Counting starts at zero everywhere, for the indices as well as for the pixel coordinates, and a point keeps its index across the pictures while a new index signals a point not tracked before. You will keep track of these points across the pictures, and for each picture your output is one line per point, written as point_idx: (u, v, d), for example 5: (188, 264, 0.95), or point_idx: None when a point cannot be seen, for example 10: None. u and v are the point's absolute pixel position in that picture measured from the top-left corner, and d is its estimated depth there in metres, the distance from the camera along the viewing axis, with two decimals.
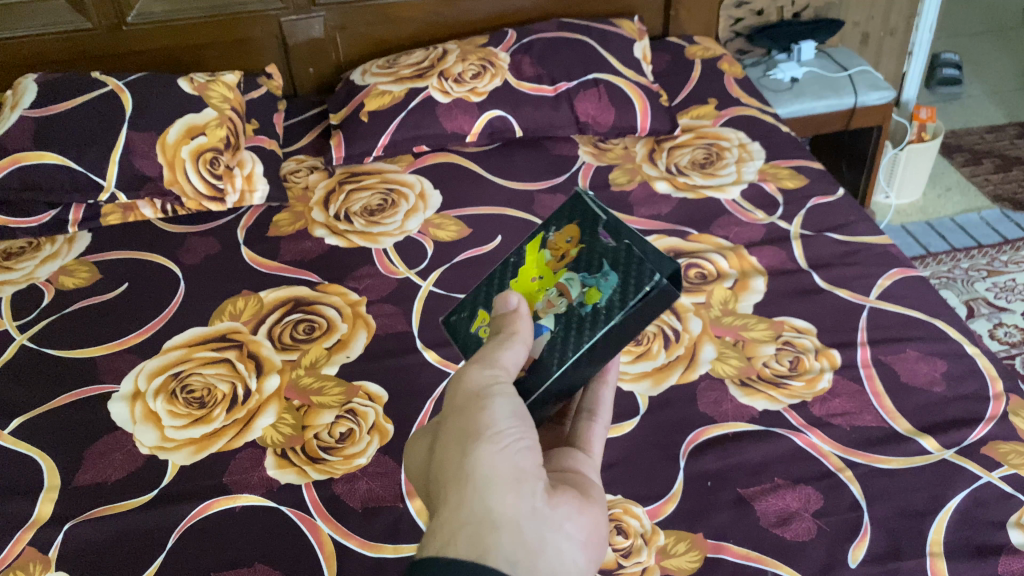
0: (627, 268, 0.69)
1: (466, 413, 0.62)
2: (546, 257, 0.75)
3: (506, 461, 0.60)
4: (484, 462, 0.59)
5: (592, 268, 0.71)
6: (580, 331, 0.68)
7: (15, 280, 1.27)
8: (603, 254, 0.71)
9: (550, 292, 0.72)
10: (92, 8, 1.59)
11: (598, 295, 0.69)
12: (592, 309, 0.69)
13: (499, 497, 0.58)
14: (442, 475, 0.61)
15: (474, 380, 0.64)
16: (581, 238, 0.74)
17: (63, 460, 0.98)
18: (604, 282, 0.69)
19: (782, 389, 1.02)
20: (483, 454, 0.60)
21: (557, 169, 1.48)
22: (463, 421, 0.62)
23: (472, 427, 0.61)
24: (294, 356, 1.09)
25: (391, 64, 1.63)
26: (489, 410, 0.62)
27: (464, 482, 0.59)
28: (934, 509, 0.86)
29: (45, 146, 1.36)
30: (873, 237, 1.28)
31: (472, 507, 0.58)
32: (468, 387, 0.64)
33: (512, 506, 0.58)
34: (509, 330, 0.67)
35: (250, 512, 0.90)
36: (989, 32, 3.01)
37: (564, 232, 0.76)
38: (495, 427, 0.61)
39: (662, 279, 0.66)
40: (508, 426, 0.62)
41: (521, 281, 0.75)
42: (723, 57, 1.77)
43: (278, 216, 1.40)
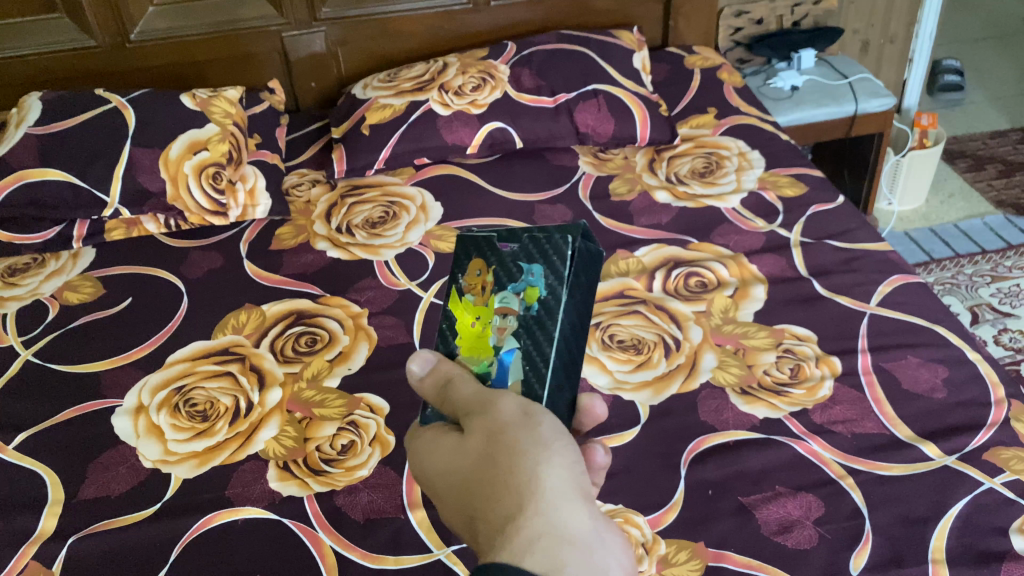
0: (541, 252, 0.67)
1: (522, 427, 0.57)
2: (471, 300, 0.69)
3: (571, 475, 0.56)
4: (552, 474, 0.55)
5: (514, 275, 0.68)
6: (544, 330, 0.65)
7: (19, 296, 1.28)
8: (514, 258, 0.69)
9: (495, 321, 0.68)
10: (96, 26, 1.61)
11: (537, 291, 0.66)
12: (537, 306, 0.66)
13: (572, 511, 0.54)
14: (497, 487, 0.55)
15: (513, 404, 0.59)
16: (489, 264, 0.70)
17: (66, 474, 0.98)
18: (530, 277, 0.67)
19: (782, 397, 1.01)
20: (550, 467, 0.55)
21: (558, 180, 1.49)
22: (516, 434, 0.57)
23: (533, 439, 0.57)
24: (296, 368, 1.10)
25: (392, 78, 1.64)
26: (544, 427, 0.58)
27: (528, 491, 0.54)
28: (936, 515, 0.86)
29: (49, 163, 1.38)
30: (874, 244, 1.28)
31: (546, 518, 0.53)
32: (513, 407, 0.59)
33: (585, 520, 0.54)
34: (454, 374, 0.64)
35: (252, 525, 0.91)
36: (988, 38, 3.01)
37: (467, 268, 0.71)
38: (555, 442, 0.57)
39: (576, 237, 0.67)
40: (568, 444, 0.57)
41: (463, 331, 0.68)
42: (721, 67, 1.78)
43: (281, 230, 1.41)
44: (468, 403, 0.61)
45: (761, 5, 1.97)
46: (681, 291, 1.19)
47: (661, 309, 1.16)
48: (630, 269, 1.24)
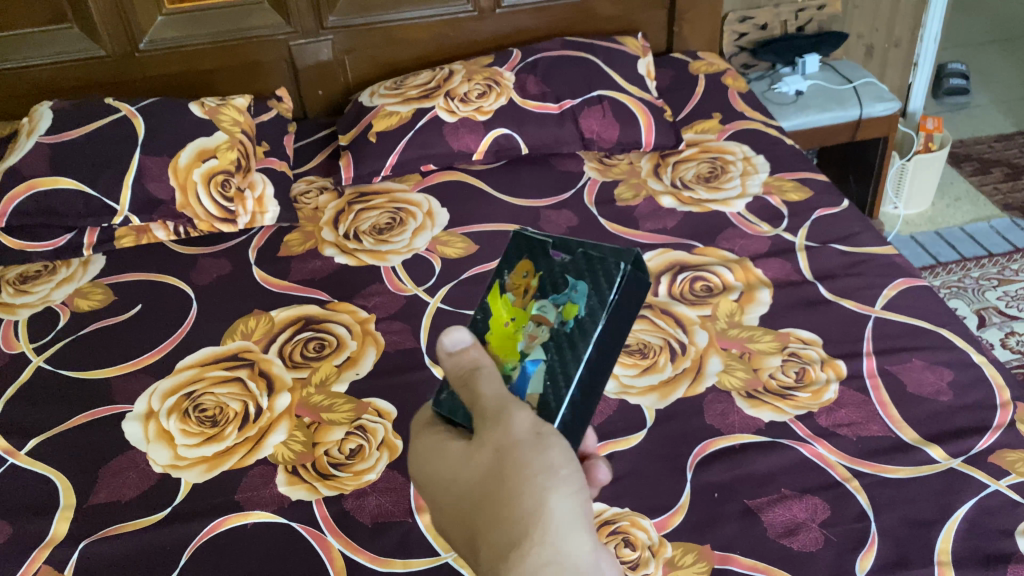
0: (591, 271, 0.66)
1: (532, 450, 0.57)
2: (508, 297, 0.69)
3: (576, 503, 0.57)
4: (560, 506, 0.56)
5: (557, 286, 0.67)
6: (574, 348, 0.64)
7: (31, 303, 1.30)
8: (563, 269, 0.67)
9: (528, 327, 0.67)
10: (105, 36, 1.63)
11: (576, 308, 0.65)
12: (574, 324, 0.65)
13: (575, 544, 0.55)
14: (502, 510, 0.57)
15: (525, 420, 0.59)
16: (537, 268, 0.69)
17: (78, 479, 0.99)
18: (576, 294, 0.66)
19: (788, 400, 1.02)
20: (558, 498, 0.56)
21: (563, 185, 1.50)
22: (525, 455, 0.57)
23: (543, 466, 0.57)
24: (304, 373, 1.11)
25: (399, 85, 1.65)
26: (555, 452, 0.58)
27: (534, 522, 0.55)
28: (942, 517, 0.86)
29: (60, 171, 1.39)
30: (879, 248, 1.29)
31: (550, 550, 0.55)
32: (524, 423, 0.59)
33: (586, 550, 0.56)
34: (479, 363, 0.63)
35: (261, 529, 0.91)
36: (993, 41, 3.00)
37: (517, 266, 0.70)
38: (565, 469, 0.57)
39: (629, 262, 0.66)
40: (577, 470, 0.58)
41: (494, 328, 0.68)
42: (726, 71, 1.79)
43: (289, 236, 1.42)
44: (478, 407, 0.60)
45: (765, 11, 1.98)
46: (686, 296, 1.19)
47: (667, 314, 1.16)
48: None
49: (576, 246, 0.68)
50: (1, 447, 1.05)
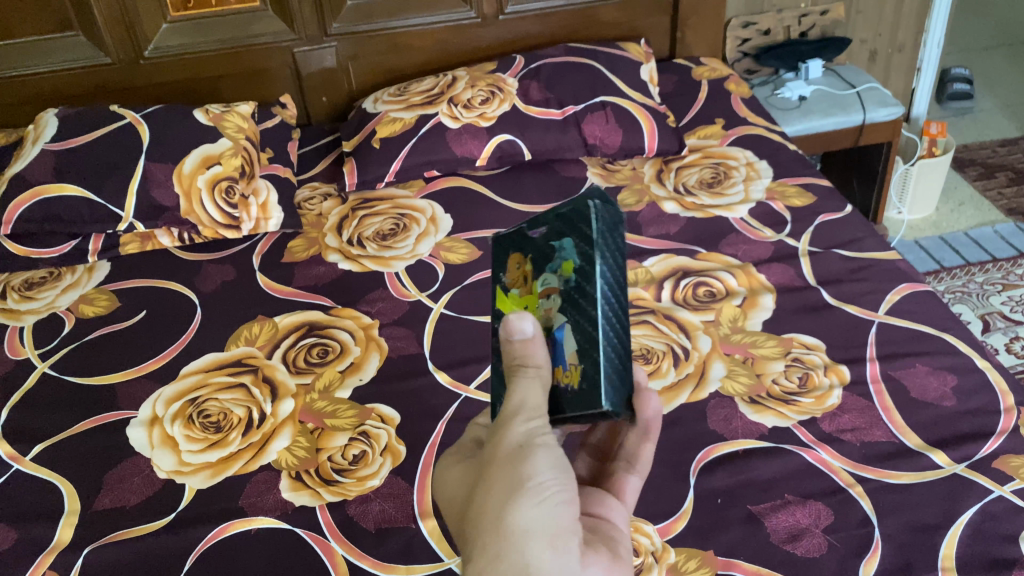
0: (569, 228, 0.70)
1: (511, 462, 0.61)
2: (515, 293, 0.72)
3: (547, 516, 0.59)
4: (522, 515, 0.58)
5: (550, 255, 0.71)
6: (584, 292, 0.66)
7: (36, 309, 1.30)
8: (546, 241, 0.71)
9: (542, 304, 0.69)
10: (111, 43, 1.64)
11: (571, 262, 0.68)
12: (573, 276, 0.67)
13: (534, 553, 0.57)
14: (477, 518, 0.61)
15: (517, 431, 0.62)
16: (527, 256, 0.73)
17: (82, 485, 1.00)
18: (564, 252, 0.69)
19: (791, 406, 1.02)
20: (523, 507, 0.58)
21: (566, 191, 1.50)
22: (505, 466, 0.61)
23: (517, 477, 0.60)
24: (308, 379, 1.11)
25: (402, 92, 1.66)
26: (532, 463, 0.60)
27: (498, 529, 0.58)
28: (946, 523, 0.86)
29: (66, 178, 1.40)
30: (882, 253, 1.28)
31: (509, 559, 0.58)
32: (513, 435, 0.62)
33: (548, 562, 0.58)
34: (532, 364, 0.65)
35: (265, 534, 0.92)
36: (998, 45, 3.00)
37: (510, 266, 0.75)
38: (539, 481, 0.60)
39: (593, 202, 0.69)
40: (554, 483, 0.60)
41: None
42: (729, 77, 1.79)
43: (293, 242, 1.42)
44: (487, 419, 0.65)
45: (768, 16, 1.98)
46: (689, 301, 1.19)
47: (670, 319, 1.16)
48: (638, 279, 1.25)
49: (546, 218, 0.73)
50: (6, 452, 1.06)
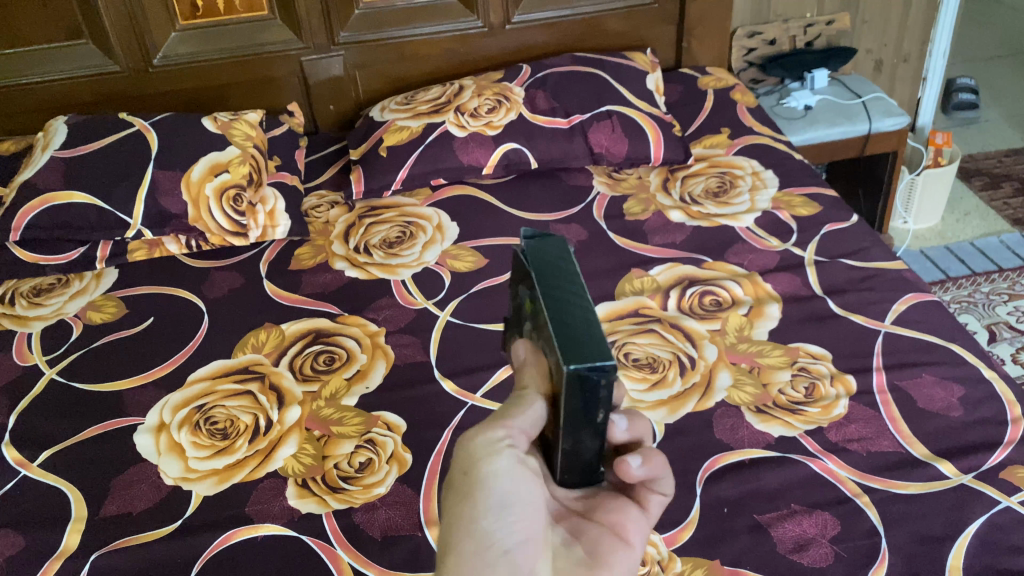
0: (518, 280, 0.68)
1: (460, 498, 0.60)
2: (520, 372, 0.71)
3: (491, 556, 0.58)
4: (465, 556, 0.58)
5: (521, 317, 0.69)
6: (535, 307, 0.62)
7: (45, 316, 1.31)
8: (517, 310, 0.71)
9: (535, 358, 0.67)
10: (120, 51, 1.65)
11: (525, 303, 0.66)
12: (528, 309, 0.65)
13: None
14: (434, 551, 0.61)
15: (471, 458, 0.61)
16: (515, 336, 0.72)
17: (90, 491, 1.00)
18: (522, 301, 0.67)
19: (798, 415, 1.02)
20: (465, 549, 0.58)
21: (572, 200, 1.50)
22: (456, 503, 0.60)
23: (462, 516, 0.59)
24: (314, 387, 1.11)
25: (409, 101, 1.67)
26: (478, 499, 0.60)
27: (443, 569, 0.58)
28: (953, 534, 0.86)
29: (75, 185, 1.40)
30: (888, 262, 1.29)
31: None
32: (465, 466, 0.61)
33: None
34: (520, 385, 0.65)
35: (271, 541, 0.92)
36: (1003, 56, 3.01)
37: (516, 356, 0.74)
38: (476, 524, 0.59)
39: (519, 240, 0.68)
40: (493, 526, 0.59)
41: None
42: (735, 86, 1.79)
43: (300, 250, 1.43)
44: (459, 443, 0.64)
45: (774, 26, 1.98)
46: (696, 310, 1.20)
47: (676, 328, 1.16)
48: (644, 288, 1.25)
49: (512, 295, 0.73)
50: (14, 458, 1.06)
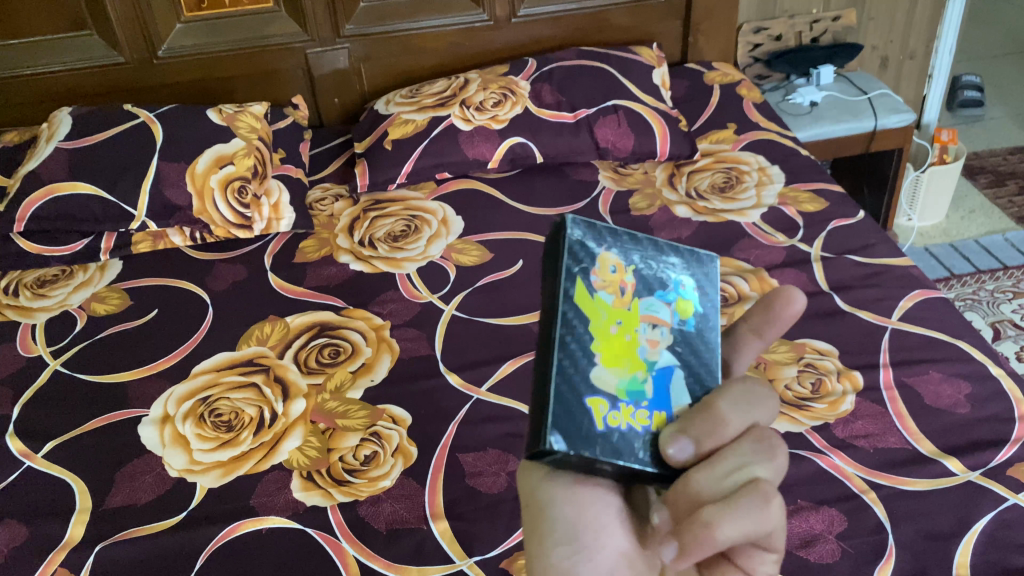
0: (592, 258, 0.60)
1: (530, 530, 0.59)
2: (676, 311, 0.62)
3: None
4: None
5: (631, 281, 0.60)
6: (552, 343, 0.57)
7: (49, 307, 1.31)
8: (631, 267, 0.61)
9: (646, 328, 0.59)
10: (124, 42, 1.64)
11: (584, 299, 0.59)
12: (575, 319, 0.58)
13: None
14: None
15: (531, 488, 0.59)
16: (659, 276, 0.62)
17: (95, 483, 1.00)
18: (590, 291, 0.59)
19: (804, 411, 1.02)
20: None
21: (578, 195, 1.50)
22: (528, 533, 0.59)
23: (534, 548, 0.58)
24: (319, 379, 1.11)
25: (414, 94, 1.66)
26: (544, 531, 0.58)
27: None
28: (960, 531, 0.86)
29: (79, 176, 1.40)
30: (895, 259, 1.28)
31: None
32: (529, 495, 0.59)
33: None
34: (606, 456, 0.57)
35: (276, 534, 0.91)
36: (1009, 54, 3.00)
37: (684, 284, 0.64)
38: (545, 560, 0.57)
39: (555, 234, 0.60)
40: (565, 560, 0.57)
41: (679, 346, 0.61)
42: (741, 82, 1.79)
43: (305, 243, 1.43)
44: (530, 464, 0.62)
45: (780, 21, 1.98)
46: None
47: None
48: None
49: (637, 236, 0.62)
50: (19, 449, 1.06)
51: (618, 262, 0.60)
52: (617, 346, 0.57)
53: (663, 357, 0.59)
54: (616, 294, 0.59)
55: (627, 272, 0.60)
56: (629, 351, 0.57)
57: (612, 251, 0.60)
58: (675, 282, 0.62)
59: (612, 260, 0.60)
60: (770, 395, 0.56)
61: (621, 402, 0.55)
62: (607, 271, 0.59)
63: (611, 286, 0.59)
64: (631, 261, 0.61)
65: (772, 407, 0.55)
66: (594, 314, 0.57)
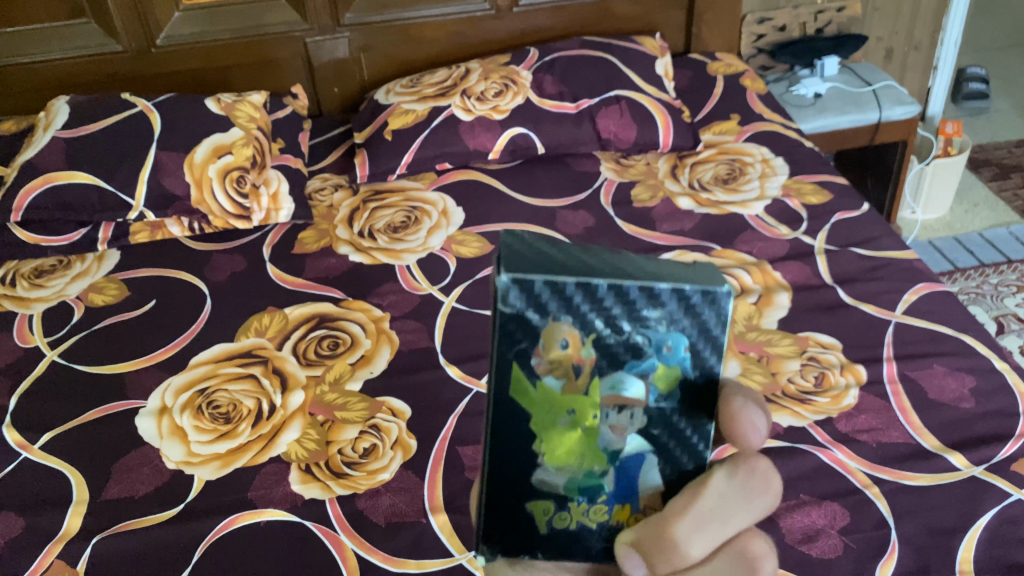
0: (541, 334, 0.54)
1: None
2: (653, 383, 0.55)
3: None
4: None
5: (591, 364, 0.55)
6: None
7: (45, 298, 1.29)
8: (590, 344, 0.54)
9: (606, 419, 0.55)
10: (122, 31, 1.63)
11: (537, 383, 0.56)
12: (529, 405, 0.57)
13: None
14: None
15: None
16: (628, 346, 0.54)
17: (91, 475, 0.99)
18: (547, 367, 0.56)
19: (807, 405, 1.00)
20: None
21: (579, 186, 1.49)
22: None
23: None
24: (318, 371, 1.10)
25: (415, 84, 1.65)
26: None
27: None
28: (964, 526, 0.85)
29: (76, 166, 1.39)
30: (898, 252, 1.27)
31: None
32: None
33: None
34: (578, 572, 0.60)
35: (274, 527, 0.91)
36: (1012, 46, 2.99)
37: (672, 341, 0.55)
38: None
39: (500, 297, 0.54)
40: None
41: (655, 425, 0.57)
42: (744, 73, 1.77)
43: (305, 234, 1.42)
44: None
45: (784, 12, 1.96)
46: None
47: None
48: None
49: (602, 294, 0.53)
50: (15, 440, 1.05)
51: (572, 336, 0.54)
52: (569, 443, 0.56)
53: (629, 442, 0.57)
54: (565, 386, 0.55)
55: (584, 353, 0.54)
56: (582, 448, 0.56)
57: (565, 320, 0.54)
58: (656, 347, 0.54)
59: (562, 336, 0.54)
60: (753, 501, 0.56)
61: (572, 498, 0.58)
62: (555, 351, 0.54)
63: (559, 368, 0.54)
64: (591, 330, 0.54)
65: (753, 512, 0.56)
66: (538, 411, 0.55)
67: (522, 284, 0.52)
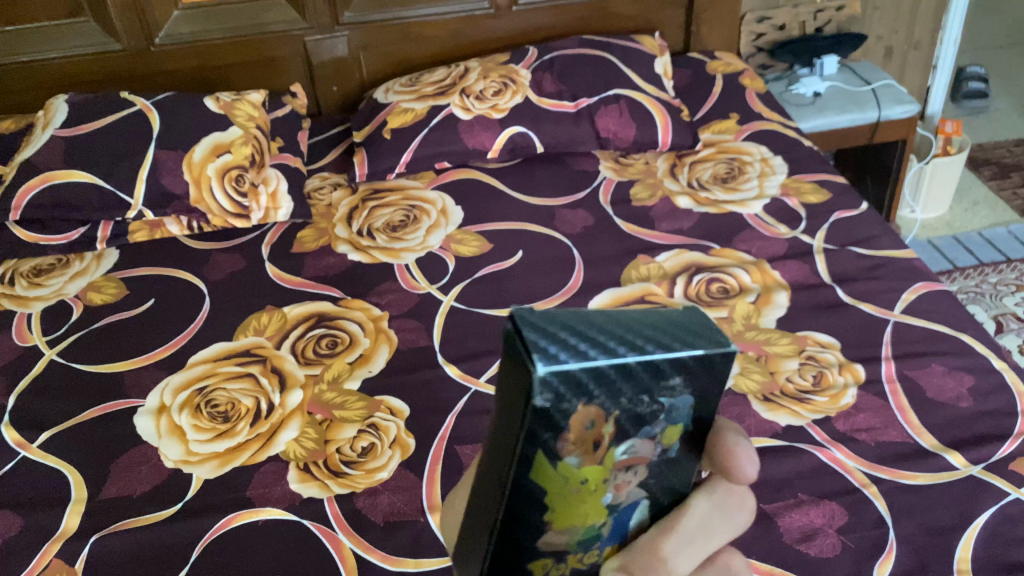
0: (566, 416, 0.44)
1: None
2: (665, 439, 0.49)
3: None
4: None
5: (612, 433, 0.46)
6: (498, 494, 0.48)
7: (44, 297, 1.29)
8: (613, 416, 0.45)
9: (614, 480, 0.48)
10: (121, 29, 1.63)
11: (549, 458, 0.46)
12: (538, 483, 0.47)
13: None
14: None
15: None
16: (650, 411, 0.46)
17: (90, 474, 0.99)
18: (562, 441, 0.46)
19: (805, 404, 1.00)
20: None
21: (578, 185, 1.49)
22: None
23: None
24: (317, 370, 1.10)
25: (414, 82, 1.65)
26: None
27: None
28: (962, 525, 0.85)
29: (75, 165, 1.39)
30: (897, 251, 1.27)
31: None
32: None
33: None
34: None
35: (272, 526, 0.91)
36: (1011, 45, 2.99)
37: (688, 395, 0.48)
38: None
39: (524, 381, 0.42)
40: None
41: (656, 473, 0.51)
42: (744, 72, 1.77)
43: (303, 233, 1.42)
44: None
45: (783, 11, 1.96)
46: (703, 296, 1.18)
47: None
48: (651, 275, 1.23)
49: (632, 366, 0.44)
50: (14, 439, 1.05)
51: (599, 414, 0.44)
52: (576, 511, 0.48)
53: (630, 495, 0.50)
54: (583, 462, 0.46)
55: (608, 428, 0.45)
56: (591, 513, 0.48)
57: (594, 402, 0.44)
58: (672, 409, 0.47)
59: (590, 415, 0.44)
60: (731, 518, 0.55)
61: (567, 555, 0.51)
62: (579, 432, 0.44)
63: (582, 446, 0.45)
64: (618, 405, 0.44)
65: (731, 529, 0.55)
66: (552, 488, 0.46)
67: (558, 374, 0.42)
